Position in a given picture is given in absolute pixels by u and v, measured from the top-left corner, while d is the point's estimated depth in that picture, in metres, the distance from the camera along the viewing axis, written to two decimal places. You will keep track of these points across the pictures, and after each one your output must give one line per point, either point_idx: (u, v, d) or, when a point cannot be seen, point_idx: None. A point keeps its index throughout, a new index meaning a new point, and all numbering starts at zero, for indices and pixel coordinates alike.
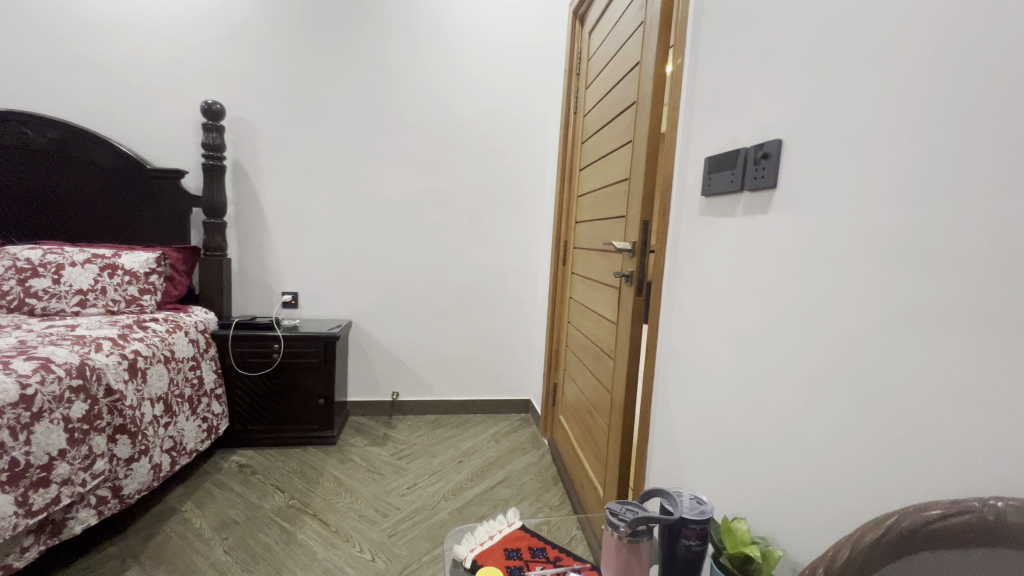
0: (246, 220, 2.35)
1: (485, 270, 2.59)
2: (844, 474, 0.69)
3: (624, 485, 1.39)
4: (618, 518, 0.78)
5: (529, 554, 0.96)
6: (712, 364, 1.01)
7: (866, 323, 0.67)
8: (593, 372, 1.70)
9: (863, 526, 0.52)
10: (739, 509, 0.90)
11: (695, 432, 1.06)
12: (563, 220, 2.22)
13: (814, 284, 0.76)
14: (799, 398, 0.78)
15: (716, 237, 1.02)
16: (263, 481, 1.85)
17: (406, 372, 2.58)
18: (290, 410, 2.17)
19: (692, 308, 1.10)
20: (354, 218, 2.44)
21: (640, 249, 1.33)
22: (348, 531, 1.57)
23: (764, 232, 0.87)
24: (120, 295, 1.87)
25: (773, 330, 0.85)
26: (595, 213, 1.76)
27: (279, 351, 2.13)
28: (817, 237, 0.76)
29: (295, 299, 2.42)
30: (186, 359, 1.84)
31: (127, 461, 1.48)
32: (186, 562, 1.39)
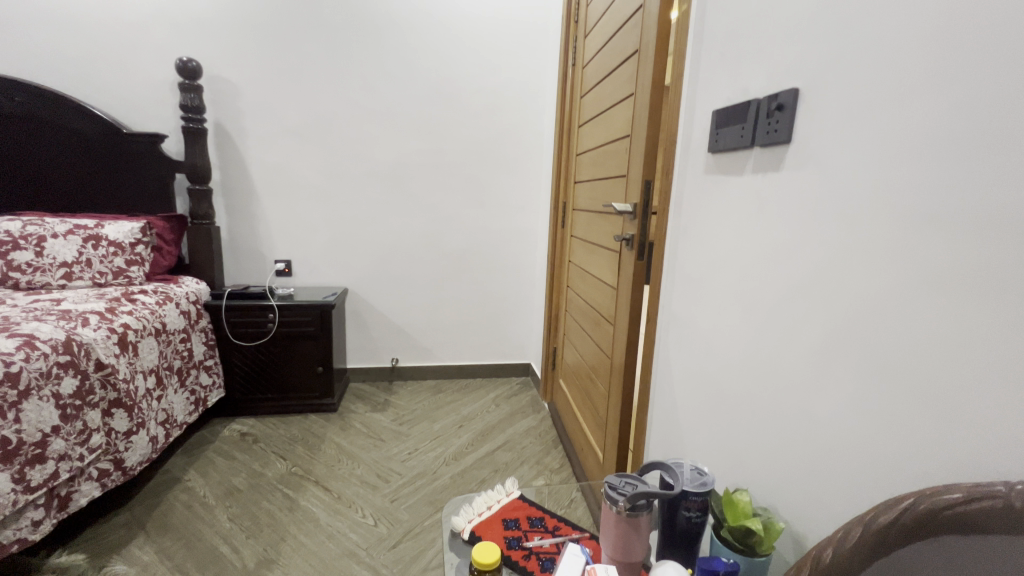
0: (233, 186, 2.27)
1: (482, 234, 2.52)
2: (853, 446, 0.66)
3: (624, 451, 1.39)
4: (619, 492, 0.76)
5: (528, 523, 0.96)
6: (716, 331, 0.97)
7: (883, 290, 0.62)
8: (593, 336, 1.67)
9: (876, 506, 0.50)
10: (739, 478, 0.88)
11: (696, 399, 1.03)
12: (561, 181, 2.13)
13: (827, 247, 0.71)
14: (807, 368, 0.74)
15: (722, 198, 0.95)
16: (264, 449, 1.87)
17: (404, 337, 2.56)
18: (289, 379, 2.17)
19: (695, 273, 1.05)
20: (346, 182, 2.35)
21: (641, 211, 1.27)
22: (351, 497, 1.59)
23: (775, 191, 0.81)
24: (106, 267, 1.83)
25: (780, 296, 0.80)
26: (594, 172, 1.68)
27: (274, 320, 2.10)
28: (833, 196, 0.70)
29: (288, 267, 2.37)
30: (176, 331, 1.81)
31: (126, 434, 1.48)
32: (192, 530, 1.41)
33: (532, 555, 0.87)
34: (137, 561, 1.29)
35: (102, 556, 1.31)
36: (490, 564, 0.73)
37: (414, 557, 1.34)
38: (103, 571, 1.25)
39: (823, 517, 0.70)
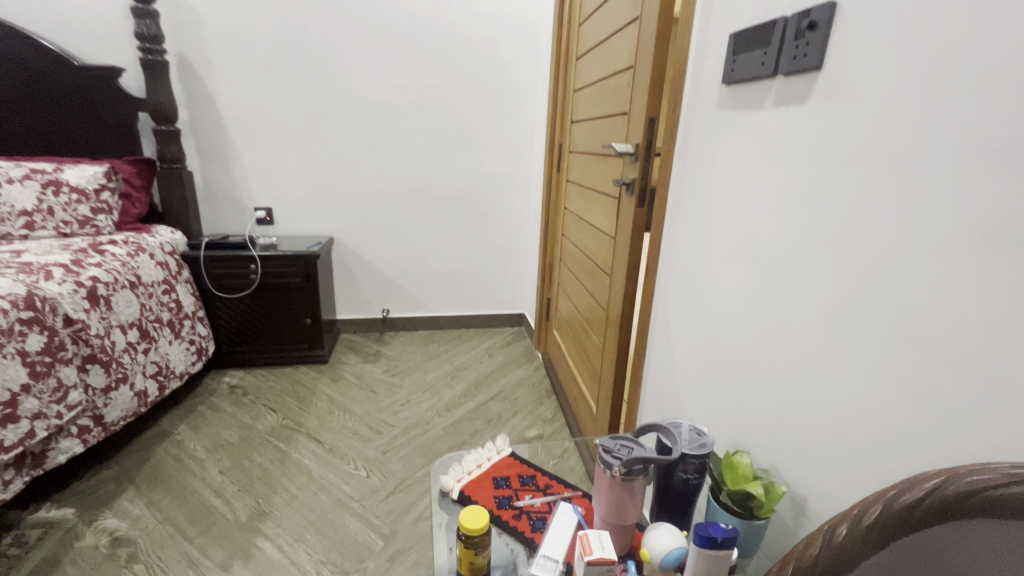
0: (204, 127, 2.10)
1: (473, 179, 2.39)
2: (868, 413, 0.61)
3: (618, 404, 1.36)
4: (613, 456, 0.71)
5: (518, 482, 0.94)
6: (721, 285, 0.91)
7: (919, 244, 0.54)
8: (588, 287, 1.61)
9: (900, 482, 0.45)
10: (738, 436, 0.85)
11: (695, 355, 0.98)
12: (558, 122, 1.98)
13: (855, 193, 0.62)
14: (820, 327, 0.68)
15: (737, 136, 0.85)
16: (255, 402, 1.85)
17: (395, 288, 2.50)
18: (277, 331, 2.12)
19: (701, 222, 0.97)
20: (326, 123, 2.19)
21: (644, 152, 1.16)
22: (343, 449, 1.58)
23: (798, 128, 0.71)
24: (71, 215, 1.71)
25: (795, 249, 0.73)
26: (594, 109, 1.54)
27: (257, 271, 2.02)
28: (868, 133, 0.60)
29: (270, 216, 2.26)
30: (156, 283, 1.73)
31: (104, 391, 1.44)
32: (182, 483, 1.41)
33: (522, 515, 0.85)
34: (128, 515, 1.29)
35: (92, 510, 1.30)
36: (479, 529, 0.69)
37: (406, 508, 1.34)
38: (94, 525, 1.25)
39: (828, 483, 0.66)
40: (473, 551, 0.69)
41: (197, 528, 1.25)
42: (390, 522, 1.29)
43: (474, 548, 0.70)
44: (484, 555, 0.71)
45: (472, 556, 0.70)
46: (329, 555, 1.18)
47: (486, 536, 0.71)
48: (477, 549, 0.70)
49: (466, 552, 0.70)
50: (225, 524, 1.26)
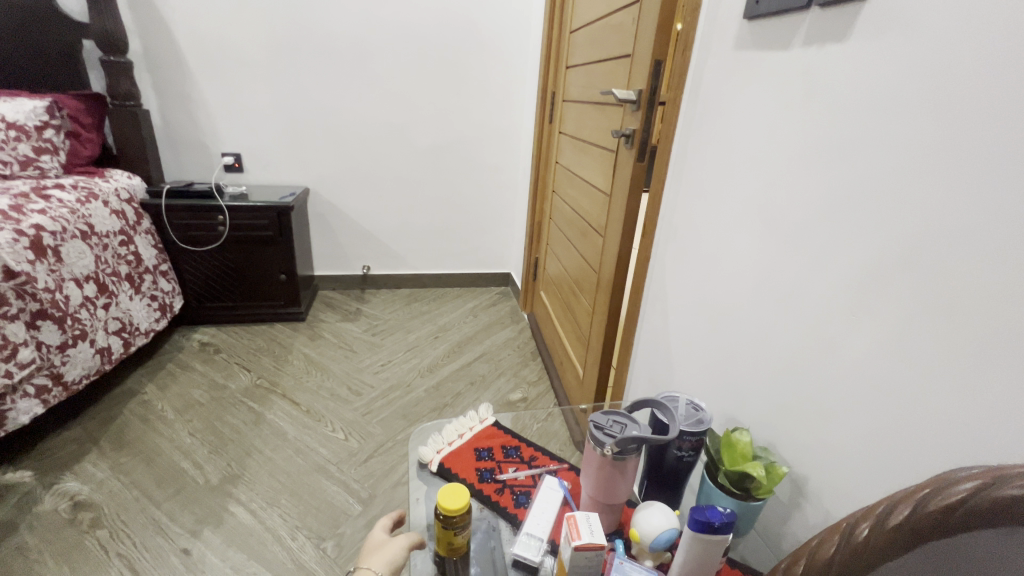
0: (159, 60, 1.90)
1: (458, 129, 2.24)
2: (886, 395, 0.55)
3: (606, 369, 1.32)
4: (605, 433, 0.65)
5: (502, 453, 0.89)
6: (726, 250, 0.83)
7: (969, 209, 0.47)
8: (578, 247, 1.53)
9: (930, 482, 0.40)
10: (734, 410, 0.81)
11: (692, 324, 0.93)
12: (551, 68, 1.83)
13: (896, 148, 0.54)
14: (836, 299, 0.62)
15: (756, 81, 0.75)
16: (227, 360, 1.77)
17: (375, 243, 2.38)
18: (250, 287, 2.01)
19: (707, 179, 0.88)
20: (297, 60, 1.99)
21: (647, 100, 1.05)
22: (320, 411, 1.52)
23: (831, 69, 0.61)
24: (10, 155, 1.54)
25: (815, 211, 0.65)
26: (592, 51, 1.40)
27: (225, 223, 1.88)
28: (919, 75, 0.51)
29: (239, 162, 2.09)
30: (112, 233, 1.59)
31: (60, 348, 1.35)
32: (149, 445, 1.34)
33: (505, 488, 0.81)
34: (91, 478, 1.23)
35: (52, 473, 1.23)
36: (464, 507, 0.65)
37: (385, 471, 1.30)
38: (53, 488, 1.18)
39: (834, 465, 0.62)
40: (451, 533, 0.65)
41: (165, 492, 1.19)
42: (368, 486, 1.25)
43: (454, 528, 0.65)
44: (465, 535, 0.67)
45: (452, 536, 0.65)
46: (305, 519, 1.15)
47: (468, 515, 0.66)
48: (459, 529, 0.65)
49: (446, 533, 0.65)
50: (195, 488, 1.21)
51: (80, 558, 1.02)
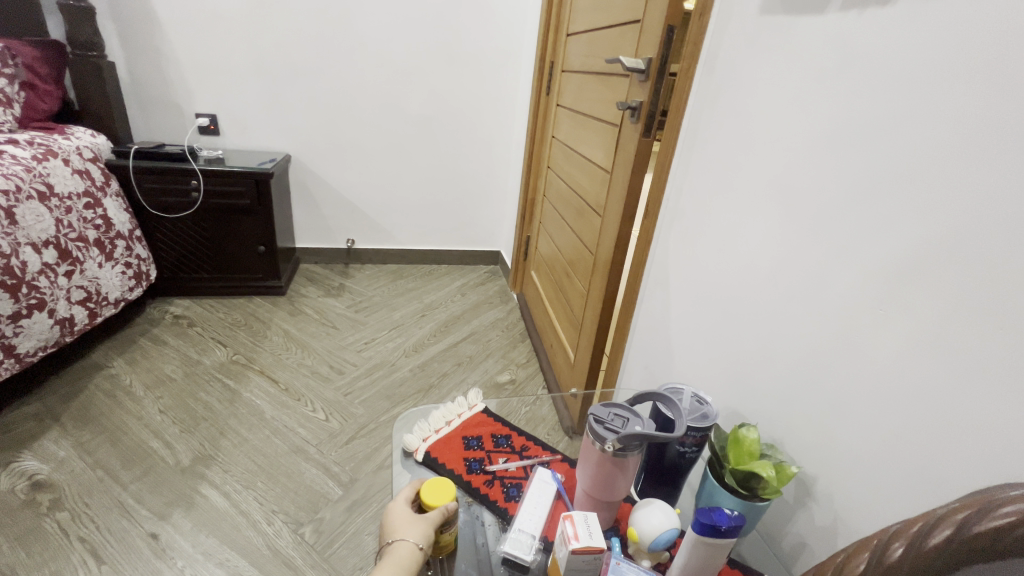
0: (125, 7, 1.74)
1: (450, 97, 2.13)
2: (912, 396, 0.51)
3: (599, 355, 1.27)
4: (607, 428, 0.60)
5: (492, 443, 0.84)
6: (739, 234, 0.78)
7: None
8: (574, 227, 1.47)
9: (972, 503, 0.36)
10: (739, 404, 0.77)
11: (696, 311, 0.88)
12: (550, 35, 1.73)
13: (947, 124, 0.48)
14: (862, 292, 0.57)
15: (783, 48, 0.69)
16: (202, 334, 1.68)
17: (360, 216, 2.29)
18: (227, 258, 1.91)
19: (721, 158, 0.82)
20: (278, 14, 1.86)
21: (657, 70, 0.97)
22: (299, 390, 1.46)
23: (872, 36, 0.55)
24: None
25: (842, 195, 0.59)
26: (596, 16, 1.31)
27: (199, 189, 1.77)
28: (981, 39, 0.45)
29: (214, 124, 1.96)
30: (75, 195, 1.48)
31: (13, 319, 1.26)
32: (116, 423, 1.27)
33: (495, 481, 0.77)
34: (51, 456, 1.15)
35: (9, 451, 1.16)
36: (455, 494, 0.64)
37: (367, 454, 1.25)
38: (9, 467, 1.11)
39: (848, 467, 0.58)
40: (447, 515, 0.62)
41: (131, 473, 1.13)
42: (349, 469, 1.20)
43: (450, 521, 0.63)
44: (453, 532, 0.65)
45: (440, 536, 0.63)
46: (282, 504, 1.09)
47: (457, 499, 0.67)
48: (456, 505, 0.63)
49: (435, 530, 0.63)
50: (165, 469, 1.15)
51: (38, 542, 0.96)
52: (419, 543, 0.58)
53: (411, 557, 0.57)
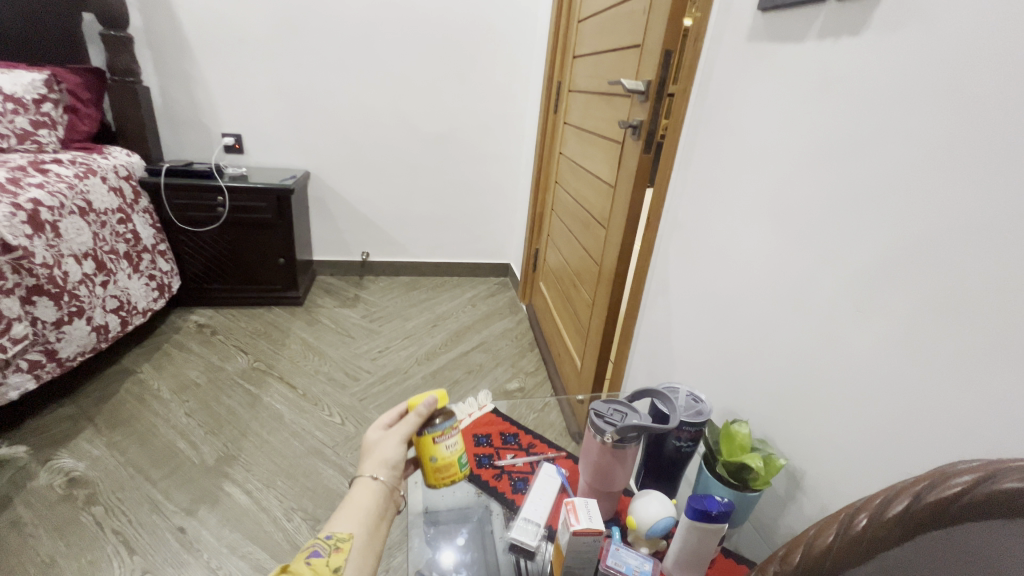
0: (160, 36, 1.87)
1: (462, 115, 2.22)
2: (889, 392, 0.55)
3: (604, 361, 1.32)
4: (606, 421, 0.65)
5: (500, 440, 0.91)
6: (733, 243, 0.83)
7: (986, 204, 0.46)
8: (580, 239, 1.53)
9: (928, 475, 0.40)
10: (735, 405, 0.81)
11: (695, 317, 0.93)
12: (557, 57, 1.82)
13: (912, 142, 0.53)
14: (843, 295, 0.62)
15: (770, 72, 0.75)
16: (224, 342, 1.76)
17: (375, 229, 2.37)
18: (248, 270, 2.00)
19: (716, 173, 0.88)
20: (301, 41, 1.97)
21: (656, 92, 1.04)
22: (317, 395, 1.52)
23: (844, 64, 0.61)
24: (9, 128, 1.51)
25: (824, 207, 0.65)
26: (600, 41, 1.39)
27: (225, 205, 1.87)
28: (939, 68, 0.50)
29: (239, 143, 2.07)
30: (110, 211, 1.58)
31: (56, 325, 1.35)
32: (145, 424, 1.34)
33: (503, 474, 0.82)
34: (86, 455, 1.22)
35: (47, 449, 1.23)
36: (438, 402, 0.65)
37: None
38: (48, 464, 1.18)
39: (833, 460, 0.62)
40: (421, 420, 0.63)
41: (160, 471, 1.19)
42: None
43: (433, 427, 0.64)
44: (454, 451, 0.66)
45: (434, 448, 0.65)
46: (301, 502, 1.15)
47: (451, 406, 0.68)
48: (427, 410, 0.63)
49: (421, 442, 0.64)
50: (191, 468, 1.21)
51: (75, 534, 1.02)
52: (377, 475, 0.60)
53: (370, 491, 0.59)
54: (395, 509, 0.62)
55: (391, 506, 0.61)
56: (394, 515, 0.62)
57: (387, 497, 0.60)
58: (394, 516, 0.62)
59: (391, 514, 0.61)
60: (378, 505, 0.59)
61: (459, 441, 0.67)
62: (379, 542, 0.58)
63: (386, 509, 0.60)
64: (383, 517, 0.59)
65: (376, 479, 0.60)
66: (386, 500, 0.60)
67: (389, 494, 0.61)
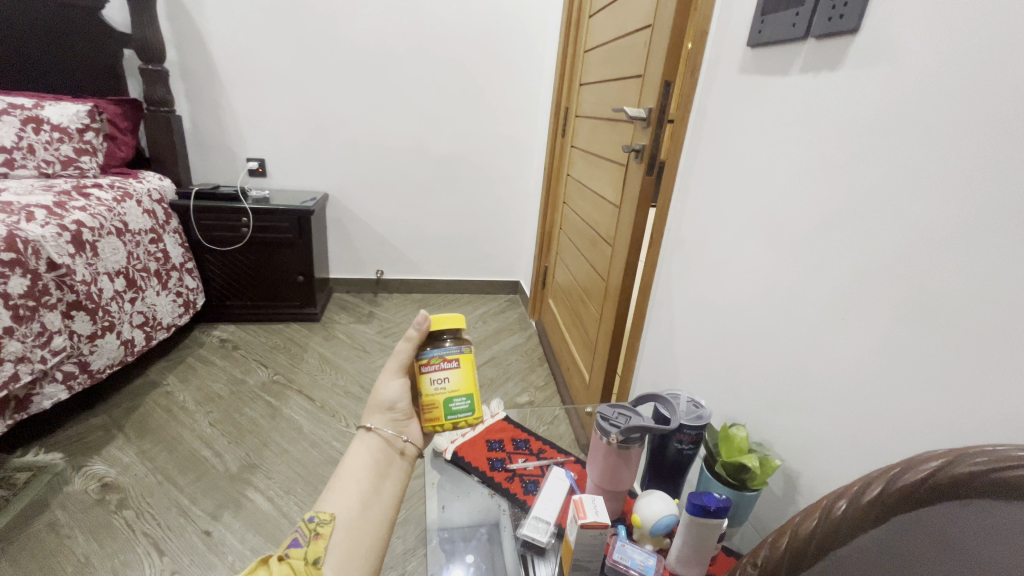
0: (193, 69, 2.00)
1: (474, 139, 2.32)
2: (870, 395, 0.60)
3: (612, 374, 1.37)
4: (611, 424, 0.70)
5: (512, 445, 0.99)
6: (730, 259, 0.88)
7: (947, 223, 0.51)
8: (588, 257, 1.59)
9: (900, 462, 0.44)
10: (734, 412, 0.85)
11: (696, 329, 0.98)
12: (564, 84, 1.91)
13: (884, 167, 0.59)
14: (830, 305, 0.66)
15: (759, 103, 0.81)
16: (245, 356, 1.83)
17: (389, 248, 2.46)
18: (269, 287, 2.09)
19: (713, 193, 0.94)
20: (323, 71, 2.09)
21: (657, 118, 1.11)
22: (334, 407, 1.58)
23: (824, 95, 0.68)
24: (53, 155, 1.64)
25: (811, 225, 0.70)
26: (605, 70, 1.48)
27: (248, 225, 1.96)
28: (904, 102, 0.56)
29: (262, 167, 2.18)
30: (144, 231, 1.68)
31: (90, 338, 1.42)
32: (172, 433, 1.40)
33: (515, 477, 0.89)
34: (117, 462, 1.29)
35: (80, 456, 1.30)
36: (432, 326, 0.65)
37: None
38: (82, 470, 1.25)
39: (824, 460, 0.66)
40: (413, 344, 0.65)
41: (187, 478, 1.25)
42: None
43: (424, 353, 0.64)
44: (439, 389, 0.63)
45: (422, 380, 0.63)
46: None
47: (465, 342, 0.66)
48: (415, 332, 0.65)
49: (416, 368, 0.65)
50: (216, 475, 1.27)
51: (108, 535, 1.08)
52: (370, 426, 0.65)
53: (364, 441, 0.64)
54: (403, 456, 0.65)
55: (393, 454, 0.64)
56: (403, 464, 0.64)
57: (385, 445, 0.64)
58: (403, 466, 0.64)
59: (397, 466, 0.63)
60: (375, 457, 0.62)
61: (454, 384, 0.63)
62: (379, 497, 0.59)
63: (387, 461, 0.63)
64: (386, 470, 0.62)
65: (371, 429, 0.64)
66: (383, 450, 0.63)
67: (388, 442, 0.64)
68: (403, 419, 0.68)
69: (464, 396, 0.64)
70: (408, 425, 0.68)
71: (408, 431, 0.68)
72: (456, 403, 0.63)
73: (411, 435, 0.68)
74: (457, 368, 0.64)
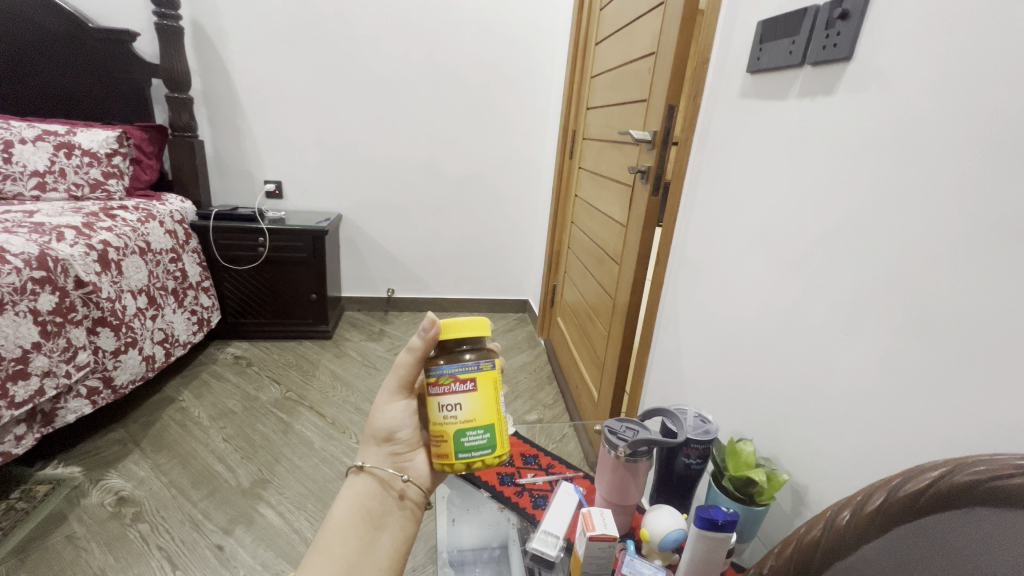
0: (216, 96, 2.09)
1: (484, 161, 2.38)
2: (874, 407, 0.61)
3: (620, 391, 1.37)
4: (618, 437, 0.72)
5: (522, 460, 1.00)
6: (733, 277, 0.90)
7: (940, 240, 0.53)
8: (596, 275, 1.61)
9: (902, 473, 0.45)
10: (741, 426, 0.86)
11: (702, 345, 0.99)
12: (572, 108, 1.97)
13: (880, 186, 0.61)
14: (832, 319, 0.68)
15: (758, 126, 0.84)
16: (258, 373, 1.87)
17: (400, 268, 2.50)
18: (282, 305, 2.13)
19: (716, 212, 0.96)
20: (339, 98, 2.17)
21: (661, 141, 1.14)
22: (345, 423, 1.60)
23: (821, 119, 0.70)
24: (82, 178, 1.72)
25: (812, 242, 0.72)
26: (612, 94, 1.52)
27: (264, 245, 2.02)
28: (896, 125, 0.59)
29: (279, 189, 2.25)
30: (164, 251, 1.74)
31: (114, 353, 1.47)
32: (187, 449, 1.43)
33: (524, 492, 0.90)
34: (133, 476, 1.31)
35: (97, 470, 1.32)
36: (441, 332, 0.61)
37: None
38: (100, 484, 1.27)
39: (830, 474, 0.67)
40: (413, 353, 0.63)
41: (200, 492, 1.27)
42: None
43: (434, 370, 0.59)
44: (449, 418, 0.59)
45: (433, 404, 0.59)
46: None
47: (484, 359, 0.61)
48: (419, 341, 0.62)
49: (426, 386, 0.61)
50: (227, 490, 1.29)
51: (122, 549, 1.10)
52: (363, 465, 0.64)
53: (356, 486, 0.63)
54: (403, 501, 0.63)
55: (389, 501, 0.63)
56: (400, 514, 0.63)
57: (380, 489, 0.63)
58: (399, 512, 0.63)
59: (394, 514, 0.62)
60: (365, 505, 0.62)
61: (467, 413, 0.59)
62: (370, 550, 0.58)
63: (381, 509, 0.62)
64: (380, 521, 0.61)
65: (362, 470, 0.64)
66: (376, 496, 0.62)
67: (386, 484, 0.63)
68: (405, 454, 0.66)
69: (480, 428, 0.59)
70: (409, 459, 0.66)
71: (410, 468, 0.66)
72: (469, 435, 0.59)
73: (417, 471, 0.66)
74: (472, 392, 0.59)
